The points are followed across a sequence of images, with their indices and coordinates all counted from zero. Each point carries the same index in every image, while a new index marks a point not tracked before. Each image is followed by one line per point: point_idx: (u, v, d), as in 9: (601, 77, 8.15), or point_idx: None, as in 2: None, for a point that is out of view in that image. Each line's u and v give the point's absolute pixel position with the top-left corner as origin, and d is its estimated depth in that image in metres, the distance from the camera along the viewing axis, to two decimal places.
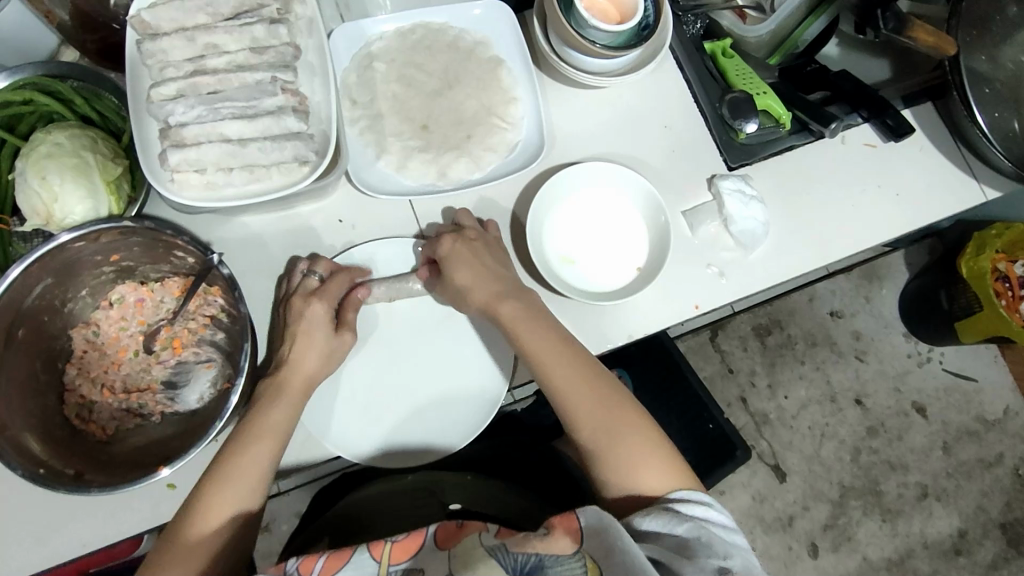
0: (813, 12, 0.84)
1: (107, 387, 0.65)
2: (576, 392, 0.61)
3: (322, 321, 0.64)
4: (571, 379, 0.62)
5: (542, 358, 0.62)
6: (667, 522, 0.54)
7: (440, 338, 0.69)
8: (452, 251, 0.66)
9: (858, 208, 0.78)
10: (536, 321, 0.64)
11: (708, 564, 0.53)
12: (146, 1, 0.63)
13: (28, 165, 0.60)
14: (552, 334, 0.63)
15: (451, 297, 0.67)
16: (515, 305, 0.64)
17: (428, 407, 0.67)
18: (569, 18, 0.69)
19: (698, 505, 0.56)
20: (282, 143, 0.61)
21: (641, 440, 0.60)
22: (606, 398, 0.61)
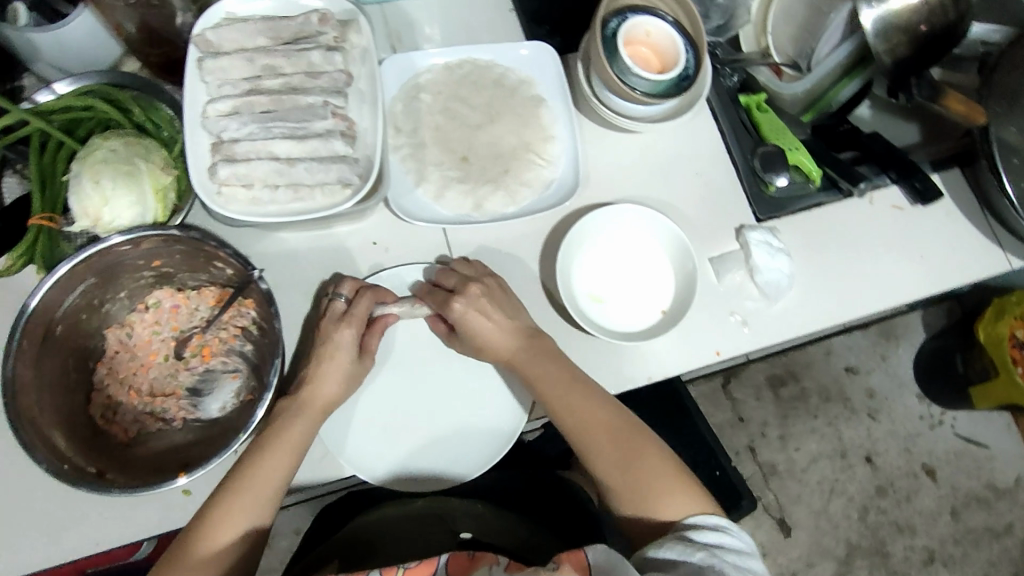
0: (848, 73, 0.85)
1: (135, 389, 0.66)
2: (596, 431, 0.63)
3: (349, 345, 0.64)
4: (590, 417, 0.63)
5: (558, 399, 0.63)
6: (680, 550, 0.55)
7: (460, 365, 0.70)
8: (463, 312, 0.65)
9: (883, 268, 0.78)
10: (550, 362, 0.65)
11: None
12: (211, 21, 0.66)
13: (83, 168, 0.62)
14: (566, 372, 0.65)
15: (470, 350, 0.68)
16: (531, 350, 0.66)
17: (445, 436, 0.68)
18: (613, 63, 0.71)
19: (711, 531, 0.57)
20: (328, 165, 0.63)
21: (666, 472, 0.62)
22: (626, 431, 0.63)
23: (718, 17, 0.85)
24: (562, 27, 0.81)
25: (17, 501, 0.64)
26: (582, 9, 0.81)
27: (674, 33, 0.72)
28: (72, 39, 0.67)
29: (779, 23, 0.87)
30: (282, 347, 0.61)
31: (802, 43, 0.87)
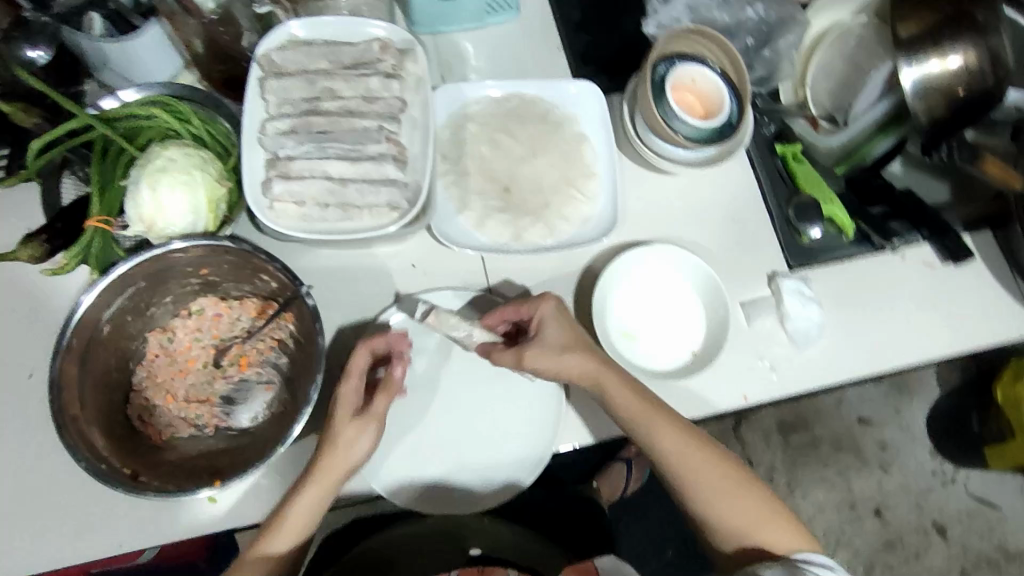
0: (882, 129, 0.84)
1: (171, 394, 0.67)
2: (706, 469, 0.65)
3: (348, 400, 0.61)
4: (690, 453, 0.65)
5: (648, 432, 0.64)
6: (778, 572, 0.61)
7: (490, 398, 0.70)
8: (552, 314, 0.66)
9: (912, 324, 0.79)
10: (638, 393, 0.65)
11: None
12: (275, 43, 0.68)
13: (142, 174, 0.64)
14: (651, 402, 0.65)
15: (544, 361, 0.64)
16: (620, 380, 0.65)
17: (470, 467, 0.68)
18: (661, 107, 0.72)
19: (811, 562, 0.63)
20: (379, 188, 0.65)
21: (765, 501, 0.66)
22: (708, 460, 0.66)
23: (761, 68, 0.85)
24: (608, 67, 0.83)
25: (48, 497, 0.65)
26: (628, 52, 0.83)
27: (719, 82, 0.74)
28: (138, 51, 0.69)
29: (819, 79, 0.90)
30: (322, 364, 0.62)
31: (841, 99, 0.88)
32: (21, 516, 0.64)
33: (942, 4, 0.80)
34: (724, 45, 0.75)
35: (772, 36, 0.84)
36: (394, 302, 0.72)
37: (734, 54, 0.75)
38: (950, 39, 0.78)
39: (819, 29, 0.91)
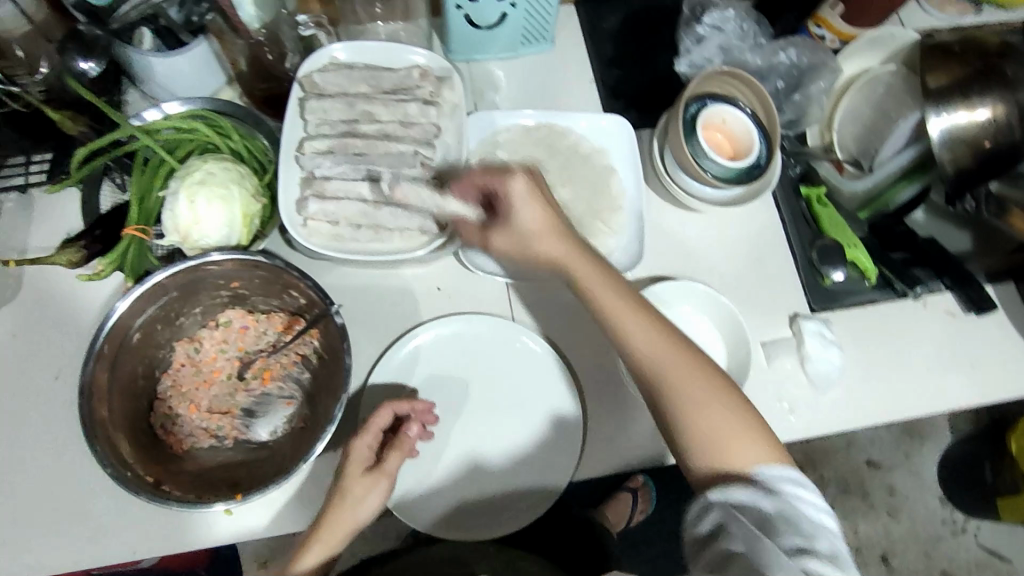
0: (906, 175, 0.86)
1: (195, 403, 0.68)
2: (667, 356, 0.58)
3: (360, 457, 0.61)
4: (645, 332, 0.59)
5: (610, 307, 0.60)
6: (746, 490, 0.52)
7: (515, 427, 0.71)
8: (523, 191, 0.61)
9: (932, 373, 0.79)
10: (607, 276, 0.61)
11: (788, 546, 0.50)
12: (316, 65, 0.70)
13: (181, 187, 0.65)
14: (620, 288, 0.61)
15: (511, 242, 0.63)
16: (582, 257, 0.62)
17: (492, 495, 0.69)
18: (689, 144, 0.74)
19: (777, 473, 0.53)
20: (411, 212, 0.66)
21: (740, 415, 0.56)
22: (676, 352, 0.58)
23: (791, 112, 0.87)
24: (638, 103, 0.84)
25: (67, 500, 0.65)
26: (659, 89, 0.85)
27: (749, 122, 0.75)
28: (184, 67, 0.70)
29: (846, 124, 0.90)
30: (349, 381, 0.62)
31: (867, 145, 0.89)
32: (38, 518, 0.65)
33: (971, 58, 0.81)
34: (756, 86, 0.76)
35: (803, 82, 0.85)
36: (420, 323, 0.74)
37: (765, 95, 0.76)
38: (979, 92, 0.79)
39: (849, 73, 0.90)
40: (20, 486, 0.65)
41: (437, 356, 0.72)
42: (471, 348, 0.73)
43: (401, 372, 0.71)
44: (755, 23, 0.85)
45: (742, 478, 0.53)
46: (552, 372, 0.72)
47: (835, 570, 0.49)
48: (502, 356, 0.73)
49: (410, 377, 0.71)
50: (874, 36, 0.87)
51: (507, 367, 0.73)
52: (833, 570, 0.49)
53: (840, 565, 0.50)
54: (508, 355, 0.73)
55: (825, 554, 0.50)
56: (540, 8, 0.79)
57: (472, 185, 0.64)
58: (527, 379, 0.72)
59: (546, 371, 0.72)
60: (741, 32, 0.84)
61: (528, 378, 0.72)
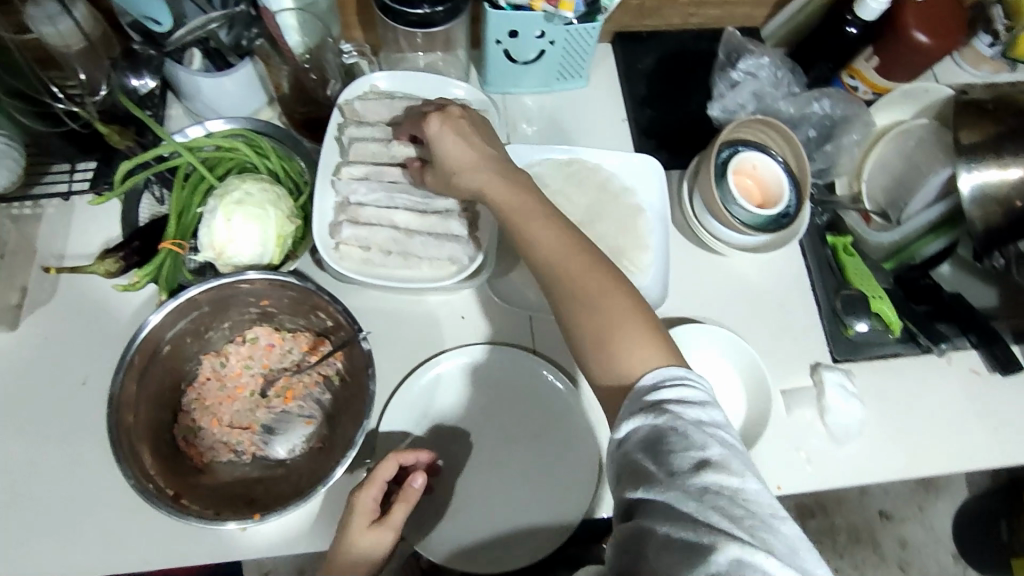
0: (934, 230, 0.88)
1: (217, 417, 0.68)
2: (567, 271, 0.56)
3: (365, 510, 0.60)
4: (547, 248, 0.57)
5: (524, 228, 0.58)
6: (641, 418, 0.49)
7: (532, 461, 0.72)
8: (438, 130, 0.62)
9: (954, 431, 0.77)
10: (524, 193, 0.60)
11: (682, 464, 0.46)
12: (356, 93, 0.72)
13: (219, 204, 0.67)
14: (537, 210, 0.59)
15: (437, 181, 0.64)
16: (501, 180, 0.60)
17: (504, 531, 0.69)
18: (719, 188, 0.74)
19: (669, 387, 0.50)
20: (442, 242, 0.67)
21: (633, 323, 0.54)
22: (586, 271, 0.56)
23: (821, 161, 0.88)
24: (668, 143, 0.85)
25: (87, 507, 0.66)
26: (690, 131, 0.85)
27: (780, 172, 0.76)
28: (230, 87, 0.72)
29: (875, 174, 0.90)
30: (371, 407, 0.63)
31: (895, 196, 0.89)
32: (56, 522, 0.66)
33: (1005, 116, 0.81)
34: (789, 137, 0.77)
35: (835, 132, 0.87)
36: (442, 351, 0.74)
37: (798, 146, 0.77)
38: (1012, 151, 0.79)
39: (881, 124, 0.90)
40: (41, 489, 0.66)
41: (459, 384, 0.73)
42: (492, 379, 0.74)
43: (425, 398, 0.72)
44: (790, 72, 0.85)
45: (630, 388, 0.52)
46: (570, 406, 0.73)
47: (730, 480, 0.46)
48: (520, 388, 0.74)
49: (431, 404, 0.72)
50: (908, 90, 0.87)
51: (525, 399, 0.74)
52: (729, 478, 0.46)
53: (736, 469, 0.46)
54: (526, 386, 0.74)
55: (721, 461, 0.46)
56: (579, 48, 0.80)
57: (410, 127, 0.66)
58: (545, 412, 0.73)
59: (564, 406, 0.73)
60: (775, 79, 0.84)
61: (547, 411, 0.73)
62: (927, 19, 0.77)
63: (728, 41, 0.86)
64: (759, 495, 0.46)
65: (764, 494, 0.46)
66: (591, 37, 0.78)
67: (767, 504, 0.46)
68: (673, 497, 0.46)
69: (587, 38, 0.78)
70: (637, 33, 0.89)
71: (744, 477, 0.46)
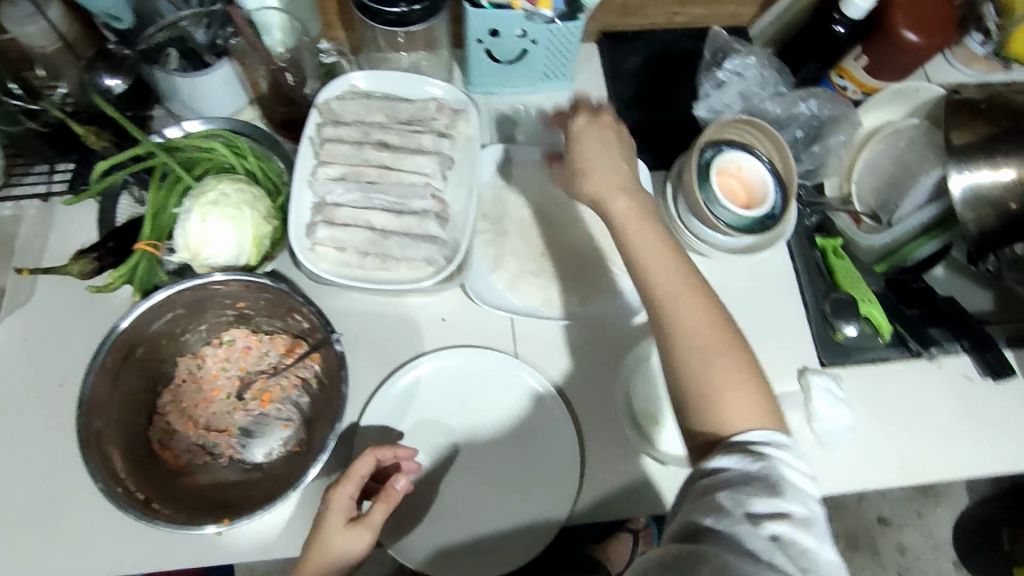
0: (927, 232, 0.87)
1: (192, 420, 0.67)
2: (682, 312, 0.56)
3: (342, 507, 0.58)
4: (667, 286, 0.57)
5: (644, 257, 0.59)
6: (737, 457, 0.50)
7: (512, 465, 0.71)
8: (585, 124, 0.66)
9: (945, 439, 0.75)
10: (652, 227, 0.61)
11: (761, 511, 0.47)
12: (333, 92, 0.71)
13: (195, 205, 0.66)
14: (662, 241, 0.60)
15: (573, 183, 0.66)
16: (632, 207, 0.62)
17: (483, 535, 0.68)
18: (703, 190, 0.73)
19: (773, 443, 0.51)
20: (419, 243, 0.66)
21: (738, 378, 0.54)
22: (699, 318, 0.56)
23: (808, 162, 0.86)
24: (654, 144, 0.84)
25: (61, 511, 0.65)
26: (675, 132, 0.84)
27: (766, 172, 0.75)
28: (210, 87, 0.72)
29: (865, 176, 0.89)
30: (344, 410, 0.62)
31: (885, 197, 0.88)
32: (29, 526, 0.65)
33: (998, 117, 0.80)
34: (776, 136, 0.75)
35: (823, 132, 0.85)
36: (421, 354, 0.74)
37: (784, 145, 0.75)
38: (1004, 153, 0.78)
39: (871, 124, 0.90)
40: (14, 492, 0.66)
41: (438, 386, 0.72)
42: (472, 380, 0.73)
43: (404, 401, 0.71)
44: (777, 72, 0.84)
45: (721, 442, 0.52)
46: (553, 409, 0.72)
47: (805, 538, 0.47)
48: (502, 391, 0.73)
49: (410, 407, 0.71)
50: (897, 90, 0.86)
51: (508, 401, 0.72)
52: (805, 537, 0.47)
53: (813, 531, 0.48)
54: (510, 388, 0.73)
55: (800, 520, 0.48)
56: (562, 46, 0.79)
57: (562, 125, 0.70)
58: (527, 416, 0.72)
59: (544, 408, 0.72)
60: (761, 79, 0.83)
61: (529, 414, 0.72)
62: (918, 18, 0.76)
63: (713, 41, 0.85)
64: (826, 559, 0.47)
65: (832, 562, 0.47)
66: (573, 36, 0.78)
67: (831, 569, 0.47)
68: (742, 537, 0.47)
69: (569, 37, 0.78)
70: (621, 33, 0.88)
71: (819, 540, 0.48)
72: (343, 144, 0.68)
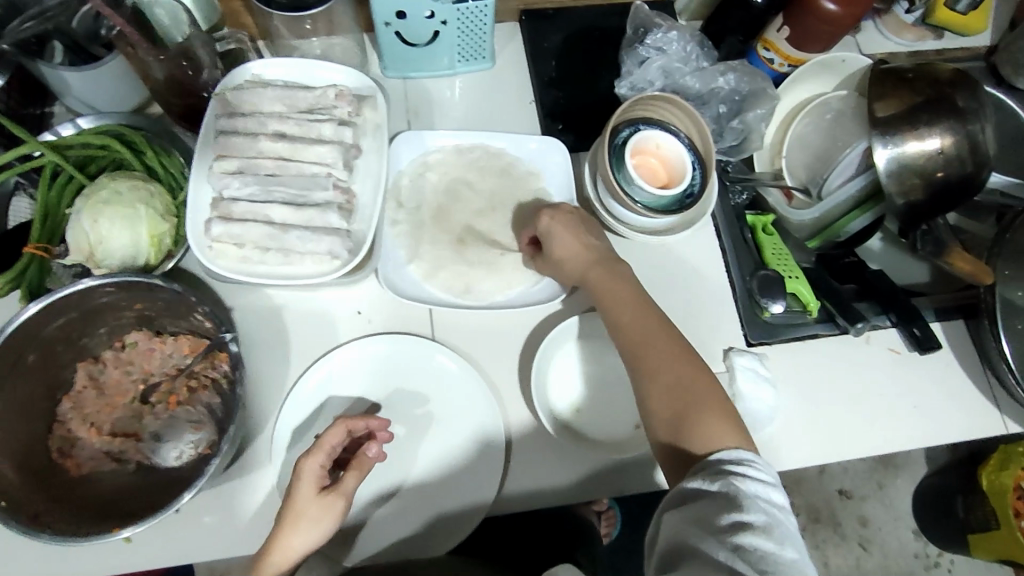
0: (860, 206, 0.85)
1: (96, 427, 0.65)
2: (649, 346, 0.62)
3: (312, 477, 0.59)
4: (635, 325, 0.63)
5: (615, 314, 0.65)
6: (699, 479, 0.53)
7: (434, 450, 0.69)
8: (552, 224, 0.69)
9: (871, 414, 0.75)
10: (620, 279, 0.66)
11: (723, 524, 0.50)
12: (232, 82, 0.69)
13: (86, 205, 0.63)
14: (632, 295, 0.65)
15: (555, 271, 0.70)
16: (603, 267, 0.67)
17: (413, 519, 0.67)
18: (618, 172, 0.71)
19: (734, 462, 0.54)
20: (320, 236, 0.64)
21: (706, 401, 0.59)
22: (673, 356, 0.61)
23: (730, 137, 0.83)
24: (576, 125, 0.82)
25: None
26: (599, 112, 0.82)
27: (684, 150, 0.73)
28: (101, 81, 0.69)
29: (795, 151, 0.88)
30: (240, 412, 0.60)
31: (815, 171, 0.86)
32: None
33: (924, 86, 0.77)
34: (692, 113, 0.74)
35: (744, 107, 0.82)
36: (336, 346, 0.72)
37: (701, 120, 0.73)
38: (927, 122, 0.75)
39: (803, 97, 0.89)
40: None
41: (353, 377, 0.71)
42: (393, 370, 0.71)
43: (319, 401, 0.70)
44: (699, 46, 0.82)
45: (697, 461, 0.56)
46: (474, 391, 0.70)
47: (765, 543, 0.49)
48: (425, 381, 0.71)
49: (326, 403, 0.70)
50: (824, 61, 0.85)
51: (429, 393, 0.71)
52: (765, 542, 0.49)
53: (775, 536, 0.50)
54: (432, 380, 0.71)
55: (761, 527, 0.50)
56: (475, 27, 0.77)
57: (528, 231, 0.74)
58: (450, 402, 0.70)
59: (466, 394, 0.70)
60: (684, 54, 0.81)
61: (449, 405, 0.70)
62: None
63: (635, 16, 0.83)
64: (791, 564, 0.49)
65: (798, 565, 0.49)
66: (484, 16, 0.76)
67: (795, 571, 0.49)
68: (708, 551, 0.49)
69: (480, 18, 0.76)
70: (543, 11, 0.86)
71: (782, 544, 0.50)
72: (240, 135, 0.65)
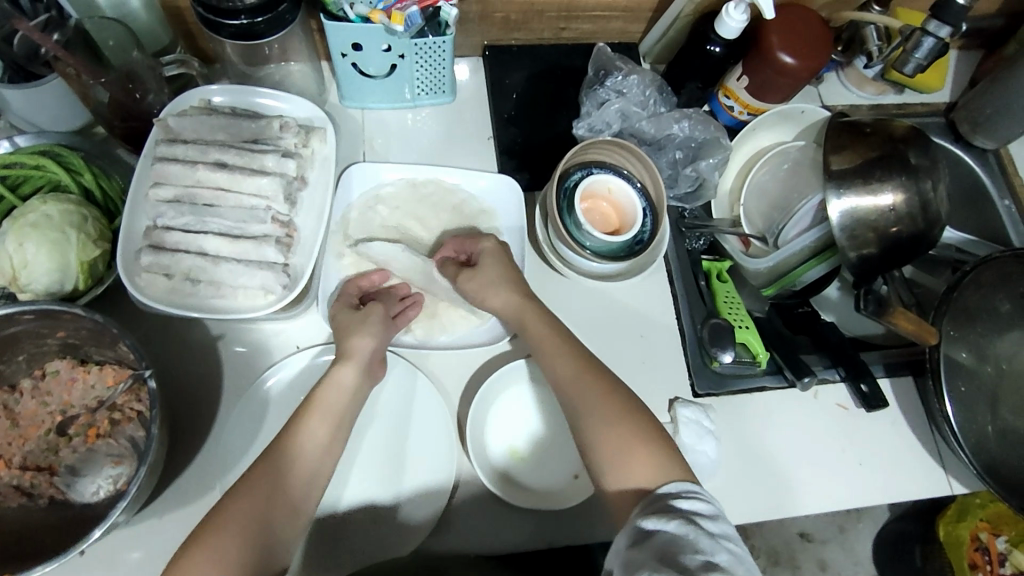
0: (815, 256, 0.83)
1: (5, 460, 0.62)
2: (586, 385, 0.61)
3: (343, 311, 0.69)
4: (568, 369, 0.63)
5: (555, 361, 0.64)
6: (657, 520, 0.51)
7: (388, 466, 0.67)
8: (493, 249, 0.71)
9: (817, 467, 0.74)
10: (547, 330, 0.66)
11: (691, 564, 0.47)
12: (175, 109, 0.68)
13: (11, 228, 0.61)
14: (560, 345, 0.65)
15: (468, 288, 0.69)
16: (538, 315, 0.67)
17: (356, 523, 0.64)
18: (566, 219, 0.72)
19: (685, 498, 0.53)
20: (254, 271, 0.63)
21: (643, 437, 0.58)
22: (606, 396, 0.60)
23: (684, 185, 0.82)
24: (532, 164, 0.81)
25: None
26: (555, 151, 0.82)
27: (634, 196, 0.73)
28: (41, 100, 0.67)
29: (753, 199, 0.88)
30: (151, 456, 0.56)
31: (772, 219, 0.86)
32: None
33: (879, 141, 0.76)
34: (639, 156, 0.74)
35: (699, 155, 0.82)
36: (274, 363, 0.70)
37: (652, 168, 0.73)
38: (881, 176, 0.75)
39: (763, 144, 0.89)
40: None
41: (288, 404, 0.68)
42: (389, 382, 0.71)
43: (257, 429, 0.67)
44: (658, 92, 0.82)
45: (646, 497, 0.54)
46: (429, 410, 0.68)
47: None
48: (382, 398, 0.69)
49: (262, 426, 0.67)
50: (784, 112, 0.85)
51: (379, 410, 0.69)
52: None
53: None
54: (383, 397, 0.69)
55: (727, 566, 0.48)
56: (435, 62, 0.76)
57: (456, 247, 0.74)
58: (408, 417, 0.68)
59: (420, 413, 0.68)
60: (643, 98, 0.81)
61: (397, 418, 0.68)
62: (793, 40, 0.73)
63: (597, 57, 0.83)
64: None
65: None
66: (443, 51, 0.74)
67: None
68: None
69: (439, 51, 0.74)
70: (507, 47, 0.85)
71: None
72: (177, 163, 0.65)
